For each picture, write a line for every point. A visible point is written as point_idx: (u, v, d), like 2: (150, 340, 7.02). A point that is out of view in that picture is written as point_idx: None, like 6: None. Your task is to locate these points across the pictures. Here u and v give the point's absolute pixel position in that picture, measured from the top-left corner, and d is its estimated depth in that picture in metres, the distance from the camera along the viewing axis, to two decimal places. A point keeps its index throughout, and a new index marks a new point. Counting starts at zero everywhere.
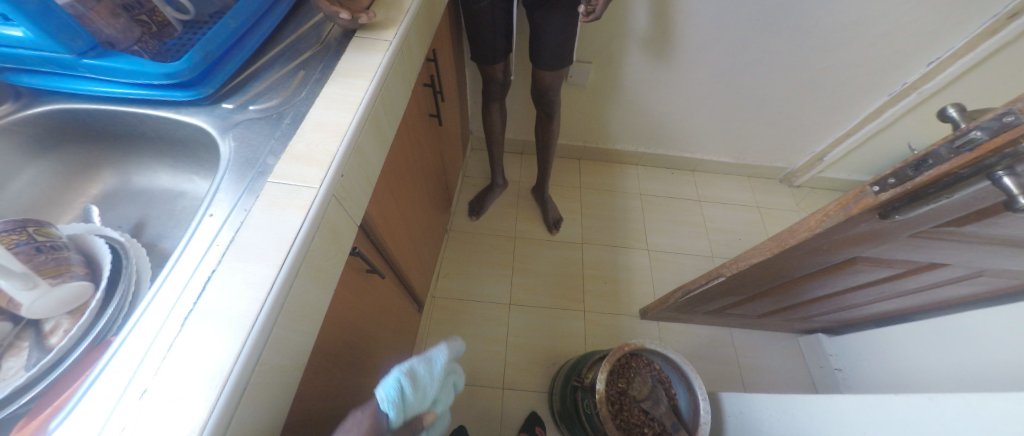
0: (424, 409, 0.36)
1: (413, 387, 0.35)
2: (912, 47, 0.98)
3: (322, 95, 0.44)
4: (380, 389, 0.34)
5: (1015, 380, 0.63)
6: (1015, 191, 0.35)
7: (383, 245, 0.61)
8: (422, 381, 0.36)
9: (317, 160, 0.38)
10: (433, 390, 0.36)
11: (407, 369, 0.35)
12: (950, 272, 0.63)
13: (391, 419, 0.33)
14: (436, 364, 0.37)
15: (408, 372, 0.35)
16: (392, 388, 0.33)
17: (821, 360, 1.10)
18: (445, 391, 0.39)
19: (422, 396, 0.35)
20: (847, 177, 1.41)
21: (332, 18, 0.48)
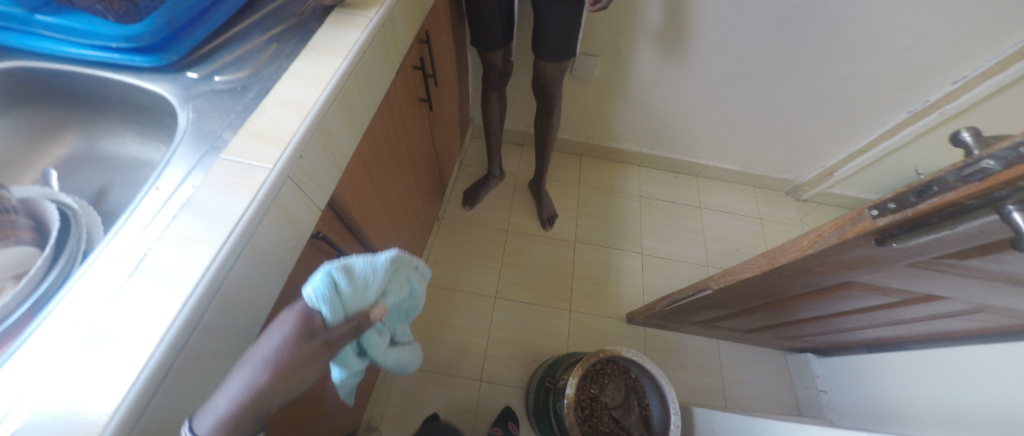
0: (369, 305, 0.32)
1: (348, 281, 0.30)
2: (938, 64, 0.92)
3: (291, 70, 0.42)
4: (308, 287, 0.29)
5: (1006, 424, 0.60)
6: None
7: (357, 230, 0.59)
8: (362, 275, 0.31)
9: (275, 138, 0.36)
10: (378, 282, 0.32)
11: (340, 264, 0.31)
12: (949, 305, 0.60)
13: (327, 318, 0.29)
14: (380, 258, 0.33)
15: (342, 266, 0.31)
16: (321, 284, 0.29)
17: (807, 380, 1.08)
18: (401, 282, 0.35)
19: (364, 289, 0.31)
20: (856, 194, 1.36)
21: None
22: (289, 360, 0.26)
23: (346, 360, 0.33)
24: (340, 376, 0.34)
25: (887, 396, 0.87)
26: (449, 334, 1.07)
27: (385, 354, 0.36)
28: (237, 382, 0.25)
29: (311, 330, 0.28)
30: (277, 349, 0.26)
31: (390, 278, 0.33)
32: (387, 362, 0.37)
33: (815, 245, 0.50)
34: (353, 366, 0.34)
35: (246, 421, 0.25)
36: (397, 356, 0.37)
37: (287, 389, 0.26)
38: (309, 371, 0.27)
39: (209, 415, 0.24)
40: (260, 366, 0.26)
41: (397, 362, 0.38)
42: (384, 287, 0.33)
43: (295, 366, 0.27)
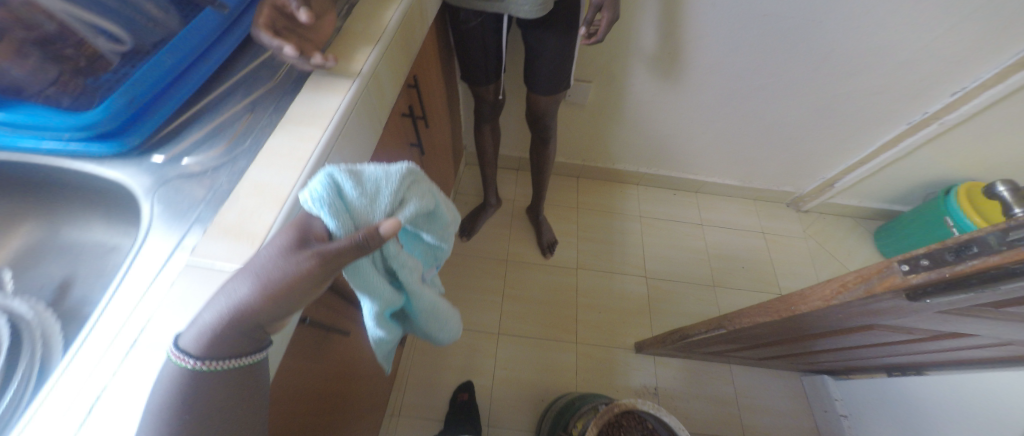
0: (380, 216, 0.29)
1: (355, 186, 0.28)
2: (935, 77, 0.91)
3: (267, 146, 0.38)
4: (311, 191, 0.27)
5: None
6: None
7: (346, 294, 0.56)
8: (372, 182, 0.29)
9: (248, 234, 0.32)
10: (388, 192, 0.30)
11: (347, 170, 0.29)
12: (976, 340, 0.57)
13: (333, 221, 0.28)
14: (392, 169, 0.31)
15: (350, 172, 0.29)
16: (325, 186, 0.27)
17: (826, 404, 1.04)
18: (417, 198, 0.33)
19: (374, 199, 0.29)
20: (857, 203, 1.35)
21: (278, 53, 0.42)
22: (276, 271, 0.26)
23: (370, 277, 0.32)
24: (370, 302, 0.33)
25: (912, 421, 0.83)
26: (452, 376, 1.04)
27: (416, 282, 0.36)
28: (233, 289, 0.26)
29: (305, 240, 0.27)
30: (266, 260, 0.26)
31: (404, 189, 0.31)
32: (420, 300, 0.38)
33: (839, 295, 0.47)
34: (384, 289, 0.33)
35: (233, 333, 0.26)
36: (428, 292, 0.38)
37: (271, 305, 0.26)
38: (300, 281, 0.26)
39: (194, 326, 0.26)
40: (252, 275, 0.26)
41: (429, 299, 0.39)
42: (396, 199, 0.31)
43: (281, 277, 0.26)
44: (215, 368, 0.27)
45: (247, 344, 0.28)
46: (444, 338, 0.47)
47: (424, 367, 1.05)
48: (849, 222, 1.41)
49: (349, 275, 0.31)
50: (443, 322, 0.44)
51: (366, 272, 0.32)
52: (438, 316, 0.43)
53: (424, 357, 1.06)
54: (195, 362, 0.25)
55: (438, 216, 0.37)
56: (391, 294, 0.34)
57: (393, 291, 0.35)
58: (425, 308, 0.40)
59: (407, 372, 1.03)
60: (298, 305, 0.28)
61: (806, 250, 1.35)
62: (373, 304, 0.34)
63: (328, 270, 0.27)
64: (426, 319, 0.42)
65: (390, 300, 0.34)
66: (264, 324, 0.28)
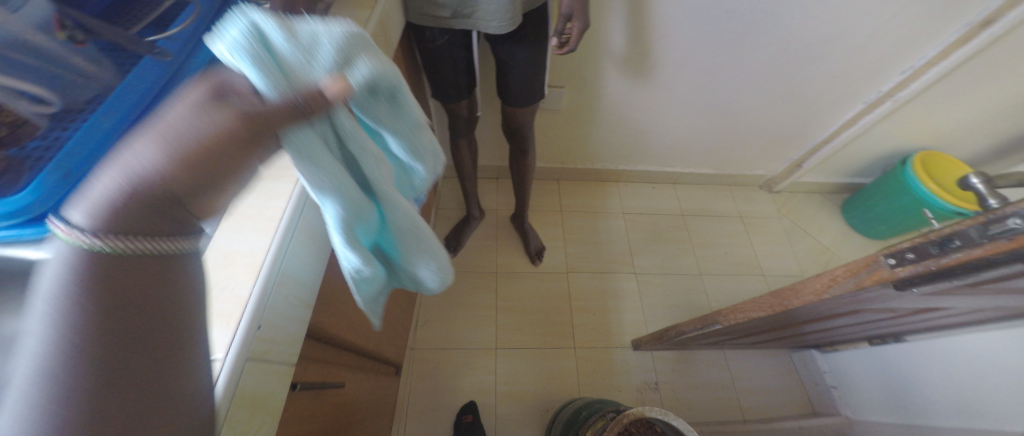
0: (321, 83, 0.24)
1: (289, 42, 0.23)
2: (886, 58, 0.96)
3: (232, 209, 0.36)
4: (229, 41, 0.22)
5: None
6: None
7: (333, 339, 0.53)
8: (311, 38, 0.23)
9: (221, 314, 0.30)
10: (332, 57, 0.24)
11: (276, 19, 0.23)
12: (951, 311, 0.61)
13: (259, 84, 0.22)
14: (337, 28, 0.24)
15: (280, 22, 0.23)
16: (245, 36, 0.22)
17: (816, 377, 1.09)
18: (377, 72, 0.26)
19: (313, 59, 0.24)
20: (824, 180, 1.42)
21: None
22: (180, 129, 0.21)
23: (327, 163, 0.26)
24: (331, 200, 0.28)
25: (898, 386, 0.88)
26: (454, 398, 1.01)
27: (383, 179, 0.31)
28: (129, 157, 0.21)
29: (223, 92, 0.22)
30: (170, 117, 0.21)
31: (354, 57, 0.25)
32: (392, 206, 0.33)
33: (830, 289, 0.48)
34: (347, 181, 0.28)
35: (130, 211, 0.21)
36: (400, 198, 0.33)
37: (178, 172, 0.22)
38: (214, 143, 0.22)
39: (75, 199, 0.21)
40: (150, 138, 0.21)
41: (402, 208, 0.34)
42: (345, 67, 0.25)
43: (188, 136, 0.21)
44: (120, 252, 0.21)
45: (154, 230, 0.22)
46: (426, 272, 0.42)
47: (424, 393, 1.02)
48: (817, 198, 1.48)
49: (297, 158, 0.25)
50: (425, 245, 0.39)
51: (320, 157, 0.26)
52: (419, 237, 0.38)
53: (422, 382, 1.03)
54: (68, 243, 0.20)
55: (404, 109, 0.31)
56: (355, 190, 0.29)
57: (358, 190, 0.29)
58: (399, 220, 0.35)
59: (407, 400, 1.00)
60: (218, 180, 0.23)
61: (781, 229, 1.40)
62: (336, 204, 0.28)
63: (253, 132, 0.22)
64: (404, 241, 0.37)
65: (356, 197, 0.29)
66: (184, 197, 0.23)
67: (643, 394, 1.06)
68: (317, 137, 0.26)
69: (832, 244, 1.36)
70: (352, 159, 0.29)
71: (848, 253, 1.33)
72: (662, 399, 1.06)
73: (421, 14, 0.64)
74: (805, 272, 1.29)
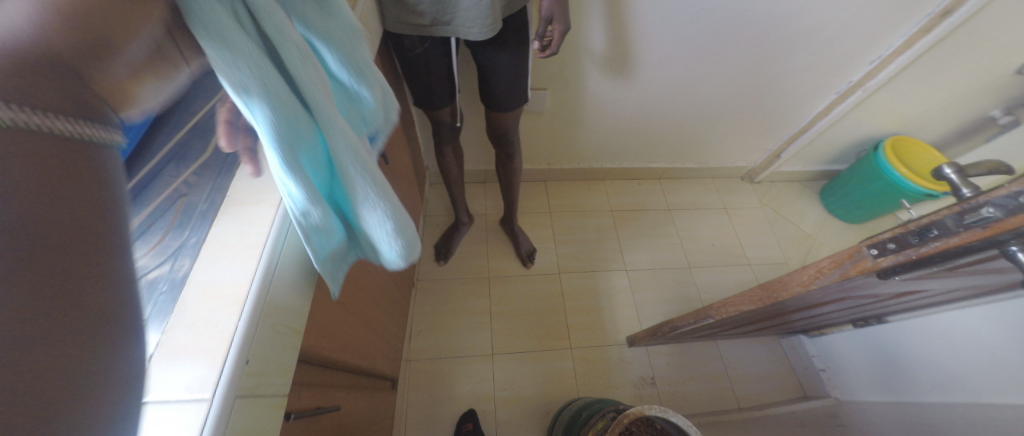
0: None
1: None
2: (855, 49, 0.99)
3: (211, 238, 0.34)
4: None
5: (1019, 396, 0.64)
6: None
7: (325, 361, 0.51)
8: None
9: (207, 350, 0.28)
10: None
11: None
12: (929, 293, 0.63)
13: None
14: None
15: None
16: None
17: (804, 361, 1.12)
18: None
19: None
20: (802, 168, 1.46)
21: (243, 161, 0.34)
22: None
23: (243, 45, 0.24)
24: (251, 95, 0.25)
25: (883, 365, 0.92)
26: (453, 407, 1.00)
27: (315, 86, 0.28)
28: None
29: None
30: None
31: None
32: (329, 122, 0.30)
33: (816, 280, 0.49)
34: (269, 76, 0.25)
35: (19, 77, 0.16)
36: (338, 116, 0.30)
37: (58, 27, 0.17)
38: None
39: None
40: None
41: (342, 130, 0.31)
42: None
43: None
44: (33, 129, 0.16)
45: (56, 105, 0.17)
46: (382, 234, 0.36)
47: (422, 405, 1.00)
48: (797, 186, 1.53)
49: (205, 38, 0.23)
50: (377, 186, 0.34)
51: (234, 38, 0.23)
52: (368, 179, 0.33)
53: (419, 394, 1.02)
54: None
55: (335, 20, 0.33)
56: (282, 88, 0.26)
57: (286, 88, 0.26)
58: (340, 147, 0.31)
59: (404, 413, 0.98)
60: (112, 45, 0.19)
61: (764, 218, 1.44)
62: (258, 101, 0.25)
63: None
64: (352, 182, 0.33)
65: (283, 97, 0.26)
66: (86, 64, 0.18)
67: (640, 390, 1.07)
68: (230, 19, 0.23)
69: (813, 230, 1.40)
70: (274, 52, 0.27)
71: (828, 238, 1.38)
72: (659, 393, 1.07)
73: (399, 22, 0.62)
74: (788, 259, 1.33)
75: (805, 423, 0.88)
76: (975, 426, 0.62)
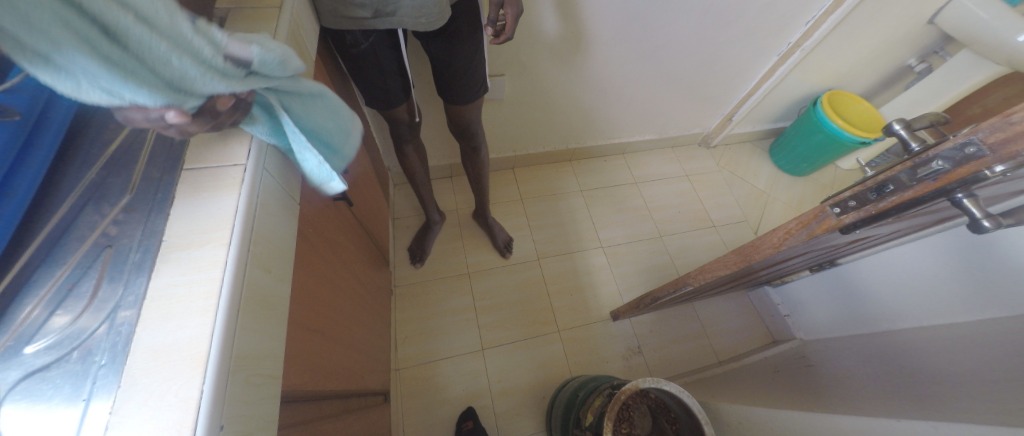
0: None
1: None
2: (792, 11, 1.04)
3: (151, 295, 0.29)
4: None
5: (961, 307, 0.74)
6: (977, 214, 0.38)
7: (310, 395, 0.48)
8: None
9: (169, 425, 0.25)
10: None
11: None
12: (880, 236, 0.69)
13: None
14: None
15: None
16: None
17: (771, 310, 1.22)
18: None
19: None
20: (752, 129, 1.54)
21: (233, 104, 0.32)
22: None
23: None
24: (59, 62, 0.22)
25: (841, 303, 1.01)
26: (448, 408, 0.99)
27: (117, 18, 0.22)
28: None
29: None
30: None
31: None
32: (155, 56, 0.24)
33: (786, 241, 0.51)
34: (49, 26, 0.20)
35: None
36: (171, 47, 0.25)
37: None
38: None
39: None
40: None
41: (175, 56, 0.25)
42: None
43: None
44: None
45: None
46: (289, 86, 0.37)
47: (418, 411, 0.98)
48: (748, 146, 1.62)
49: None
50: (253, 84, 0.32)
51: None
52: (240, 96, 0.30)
53: (414, 401, 1.00)
54: None
55: None
56: (73, 38, 0.21)
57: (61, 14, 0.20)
58: (186, 80, 0.26)
59: (400, 424, 0.96)
60: None
61: (723, 180, 1.51)
62: (66, 64, 0.22)
63: None
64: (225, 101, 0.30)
65: (77, 51, 0.21)
66: None
67: (628, 360, 1.11)
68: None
69: (767, 187, 1.49)
70: None
71: (780, 193, 1.48)
72: (646, 360, 1.12)
73: (336, 17, 0.57)
74: (748, 216, 1.42)
75: (778, 367, 0.95)
76: (920, 348, 0.70)
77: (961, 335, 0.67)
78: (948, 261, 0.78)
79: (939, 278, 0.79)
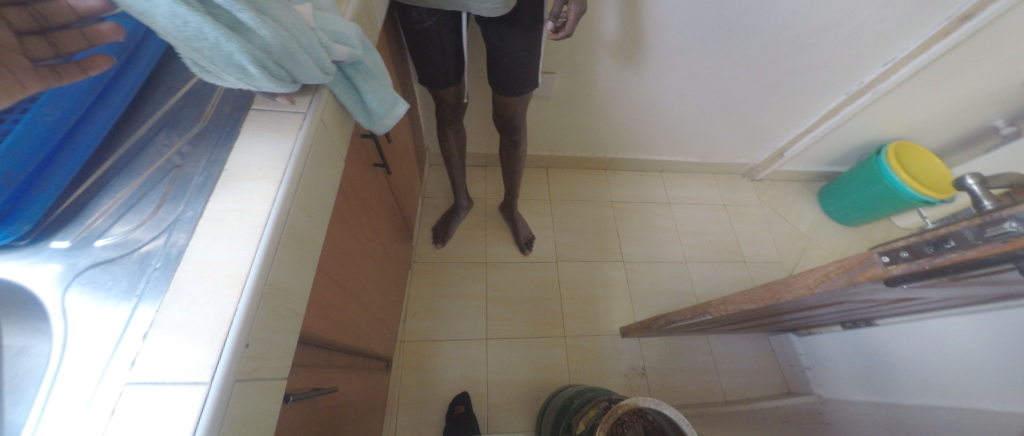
0: None
1: None
2: (870, 49, 0.98)
3: (208, 214, 0.32)
4: None
5: (1002, 392, 0.67)
6: None
7: (323, 342, 0.50)
8: None
9: (204, 332, 0.27)
10: None
11: None
12: (927, 301, 0.64)
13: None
14: None
15: None
16: None
17: (792, 359, 1.15)
18: None
19: None
20: (804, 169, 1.46)
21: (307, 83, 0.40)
22: None
23: (212, 46, 0.29)
24: (245, 77, 0.33)
25: (866, 364, 0.95)
26: (442, 388, 1.01)
27: (282, 47, 0.32)
28: None
29: None
30: None
31: None
32: (300, 70, 0.35)
33: (822, 284, 0.48)
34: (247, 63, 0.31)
35: None
36: (310, 61, 0.35)
37: None
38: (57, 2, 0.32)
39: None
40: None
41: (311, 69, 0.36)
42: None
43: None
44: None
45: None
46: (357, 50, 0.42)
47: (414, 385, 1.01)
48: (796, 186, 1.53)
49: (187, 48, 0.29)
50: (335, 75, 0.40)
51: (200, 43, 0.29)
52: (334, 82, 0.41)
53: (412, 375, 1.02)
54: None
55: None
56: (258, 67, 0.32)
57: (255, 57, 0.31)
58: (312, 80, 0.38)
59: (396, 392, 0.99)
60: None
61: (762, 216, 1.44)
62: (247, 78, 0.33)
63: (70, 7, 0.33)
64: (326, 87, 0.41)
65: (259, 76, 0.33)
66: None
67: (630, 380, 1.09)
68: (192, 26, 0.28)
69: (809, 231, 1.41)
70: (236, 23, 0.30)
71: (823, 239, 1.39)
72: (649, 384, 1.09)
73: None
74: (783, 258, 1.34)
75: (789, 418, 0.90)
76: (952, 428, 0.64)
77: (1003, 423, 0.61)
78: (995, 339, 0.71)
79: (984, 359, 0.72)
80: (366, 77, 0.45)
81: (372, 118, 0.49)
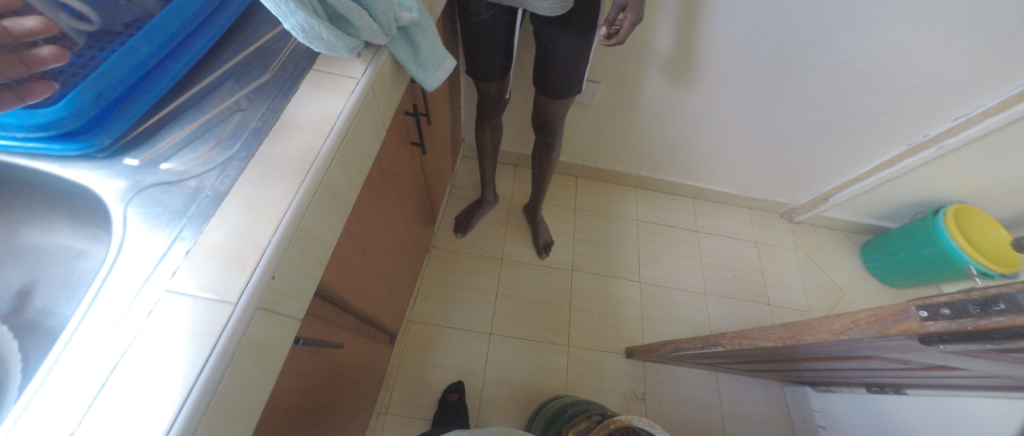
0: None
1: None
2: (942, 101, 0.91)
3: (259, 156, 0.35)
4: None
5: None
6: None
7: (338, 300, 0.53)
8: None
9: (238, 258, 0.30)
10: None
11: None
12: (965, 374, 0.59)
13: None
14: None
15: None
16: None
17: (805, 414, 1.07)
18: None
19: None
20: (849, 218, 1.38)
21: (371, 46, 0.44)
22: None
23: (324, 40, 0.36)
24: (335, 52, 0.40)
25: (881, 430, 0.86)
26: (439, 374, 1.02)
27: (369, 33, 0.39)
28: None
29: None
30: None
31: None
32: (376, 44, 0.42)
33: (849, 331, 0.45)
34: (344, 50, 0.38)
35: None
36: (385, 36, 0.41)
37: None
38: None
39: None
40: None
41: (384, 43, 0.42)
42: None
43: None
44: None
45: None
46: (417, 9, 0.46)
47: (413, 366, 1.03)
48: (838, 235, 1.44)
49: (300, 38, 0.35)
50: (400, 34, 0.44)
51: (315, 38, 0.35)
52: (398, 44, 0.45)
53: (413, 355, 1.04)
54: None
55: None
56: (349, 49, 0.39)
57: (351, 44, 0.38)
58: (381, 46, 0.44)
59: (395, 369, 1.02)
60: None
61: (795, 261, 1.37)
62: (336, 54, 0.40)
63: None
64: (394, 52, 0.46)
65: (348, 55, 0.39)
66: None
67: (627, 402, 1.06)
68: (315, 30, 0.34)
69: (845, 285, 1.32)
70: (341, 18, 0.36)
71: (859, 295, 1.30)
72: (647, 410, 1.06)
73: None
74: (812, 308, 1.27)
75: None
76: None
77: None
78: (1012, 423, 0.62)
79: None
80: (420, 31, 0.47)
81: (429, 76, 0.52)
